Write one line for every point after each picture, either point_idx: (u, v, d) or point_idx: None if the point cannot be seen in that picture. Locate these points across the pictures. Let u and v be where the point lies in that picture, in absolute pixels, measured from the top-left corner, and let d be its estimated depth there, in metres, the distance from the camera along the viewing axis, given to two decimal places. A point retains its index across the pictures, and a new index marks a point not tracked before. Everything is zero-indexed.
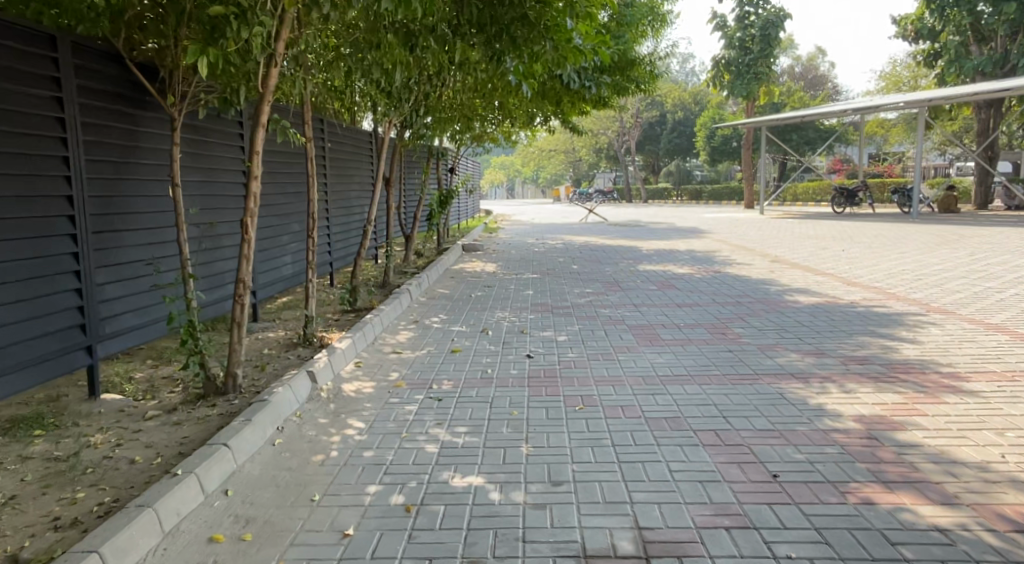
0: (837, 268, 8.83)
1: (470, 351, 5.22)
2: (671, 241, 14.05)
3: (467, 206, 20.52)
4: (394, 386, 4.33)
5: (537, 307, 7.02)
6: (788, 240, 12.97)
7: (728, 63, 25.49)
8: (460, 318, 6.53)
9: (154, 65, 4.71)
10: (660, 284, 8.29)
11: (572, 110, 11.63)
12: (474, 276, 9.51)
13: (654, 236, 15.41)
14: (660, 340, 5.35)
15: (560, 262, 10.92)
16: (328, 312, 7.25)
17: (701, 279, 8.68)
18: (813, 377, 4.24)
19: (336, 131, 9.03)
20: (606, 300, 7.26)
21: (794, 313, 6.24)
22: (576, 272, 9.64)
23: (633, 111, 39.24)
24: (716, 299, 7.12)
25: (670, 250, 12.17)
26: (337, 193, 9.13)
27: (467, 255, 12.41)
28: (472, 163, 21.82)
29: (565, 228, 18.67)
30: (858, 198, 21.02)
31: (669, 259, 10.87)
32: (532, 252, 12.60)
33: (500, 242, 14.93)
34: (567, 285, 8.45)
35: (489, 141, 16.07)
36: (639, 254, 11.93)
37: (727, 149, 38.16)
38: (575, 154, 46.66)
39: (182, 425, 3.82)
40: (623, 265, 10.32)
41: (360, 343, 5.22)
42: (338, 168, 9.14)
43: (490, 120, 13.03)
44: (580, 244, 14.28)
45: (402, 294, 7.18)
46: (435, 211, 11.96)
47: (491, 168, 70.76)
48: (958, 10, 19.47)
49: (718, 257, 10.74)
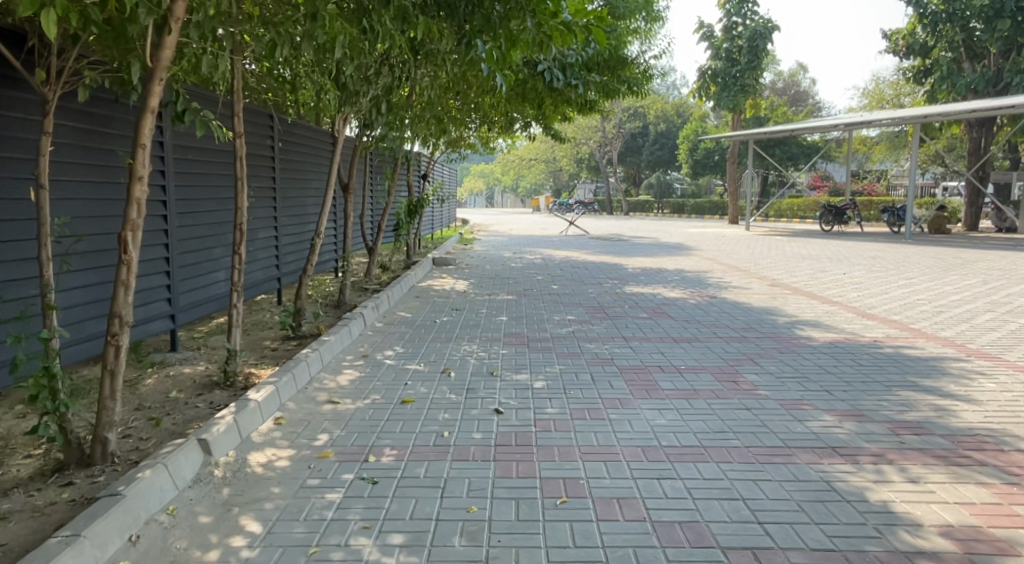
0: (845, 297, 7.97)
1: (424, 402, 4.20)
2: (658, 259, 13.19)
3: (441, 214, 19.50)
4: (318, 459, 3.28)
5: (510, 339, 6.01)
6: (783, 261, 12.17)
7: (715, 74, 24.89)
8: (419, 352, 5.50)
9: (23, 32, 3.63)
10: (650, 311, 7.35)
11: (556, 115, 10.67)
12: (441, 296, 8.48)
13: (640, 253, 14.55)
14: (659, 391, 4.38)
15: (539, 281, 9.95)
16: (265, 341, 6.18)
17: (695, 306, 7.74)
18: (862, 454, 3.29)
19: (291, 128, 8.06)
20: (589, 332, 6.27)
21: (811, 355, 5.31)
22: (556, 294, 8.67)
23: (616, 121, 38.65)
24: (718, 333, 6.18)
25: (658, 270, 11.28)
26: (288, 199, 8.12)
27: (438, 270, 11.39)
28: (448, 170, 20.83)
29: (545, 240, 17.74)
30: (846, 216, 20.43)
31: (657, 280, 9.95)
32: (508, 268, 11.61)
33: (476, 255, 13.93)
34: (546, 310, 7.45)
35: (466, 147, 15.10)
36: (624, 273, 11.01)
37: (710, 163, 37.67)
38: (556, 164, 45.98)
39: (9, 519, 2.74)
40: (608, 286, 9.38)
41: (288, 390, 4.16)
42: (290, 171, 8.14)
43: (466, 123, 12.04)
44: (561, 259, 13.34)
45: (355, 319, 6.12)
46: (403, 221, 10.95)
47: (470, 176, 69.87)
48: (951, 26, 19.01)
49: (710, 279, 9.86)
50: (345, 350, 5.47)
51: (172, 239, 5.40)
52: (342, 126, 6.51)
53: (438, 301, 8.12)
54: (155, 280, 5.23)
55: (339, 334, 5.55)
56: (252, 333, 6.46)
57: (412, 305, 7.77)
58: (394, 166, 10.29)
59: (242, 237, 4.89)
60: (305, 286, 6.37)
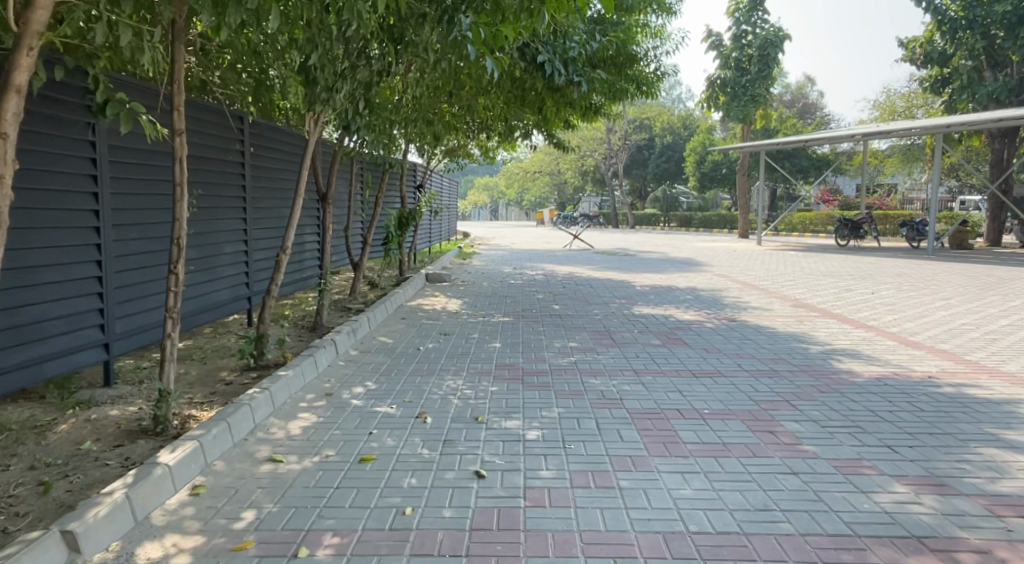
0: (881, 322, 7.14)
1: (389, 460, 3.38)
2: (668, 275, 12.38)
3: (439, 227, 18.75)
4: (231, 553, 2.45)
5: (502, 372, 5.19)
6: (802, 279, 11.32)
7: (723, 84, 24.18)
8: (394, 388, 4.68)
9: None
10: (662, 337, 6.52)
11: (557, 122, 9.91)
12: (430, 318, 7.68)
13: (647, 268, 13.76)
14: (680, 446, 3.56)
15: (539, 301, 9.13)
16: (220, 373, 5.38)
17: (712, 331, 6.91)
18: (960, 550, 2.45)
19: (264, 132, 7.38)
20: (594, 363, 5.44)
21: (858, 397, 4.48)
22: (558, 316, 7.85)
23: (621, 132, 38.00)
24: (743, 366, 5.35)
25: (668, 288, 10.47)
26: (258, 209, 7.40)
27: (431, 287, 10.60)
28: (448, 179, 20.10)
29: (548, 255, 16.97)
30: (862, 231, 19.60)
31: (668, 300, 9.12)
32: (506, 285, 10.80)
33: (473, 270, 13.15)
34: (546, 335, 6.64)
35: (464, 156, 14.38)
36: (631, 291, 10.19)
37: (717, 175, 36.92)
38: (561, 176, 45.36)
39: None
40: (614, 307, 8.56)
41: (218, 444, 3.34)
42: (262, 179, 7.44)
43: (461, 128, 11.28)
44: (564, 275, 12.52)
45: (322, 347, 5.30)
46: (393, 235, 10.20)
47: (474, 189, 69.36)
48: (971, 32, 18.26)
49: (726, 299, 9.04)
50: (305, 387, 4.63)
51: (106, 255, 4.64)
52: (313, 125, 5.71)
53: (426, 323, 7.32)
54: (82, 304, 4.44)
55: (301, 366, 4.72)
56: (208, 363, 5.65)
57: (396, 328, 6.96)
58: (383, 176, 9.54)
59: (179, 253, 4.10)
60: (268, 309, 5.57)
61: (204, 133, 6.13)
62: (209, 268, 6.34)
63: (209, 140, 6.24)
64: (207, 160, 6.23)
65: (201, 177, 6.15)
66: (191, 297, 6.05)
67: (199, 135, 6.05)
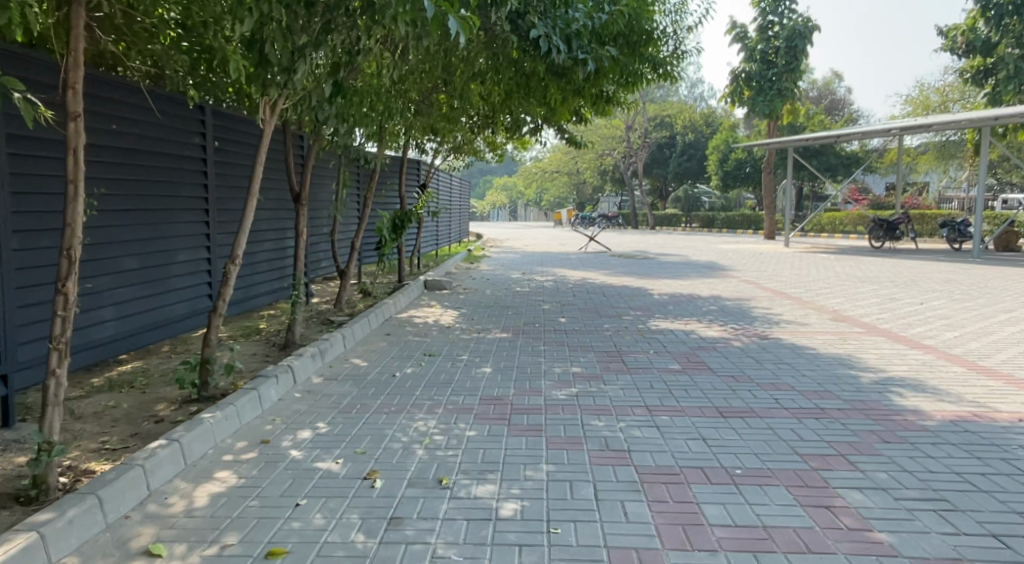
0: (938, 343, 6.13)
1: (309, 553, 2.49)
2: (689, 281, 11.40)
3: (448, 228, 17.87)
4: None
5: (487, 409, 4.29)
6: (839, 286, 10.28)
7: (749, 78, 23.05)
8: (348, 433, 3.79)
9: None
10: (682, 360, 5.57)
11: (563, 113, 9.01)
12: (418, 334, 6.82)
13: (667, 274, 12.78)
14: (706, 535, 2.63)
15: (545, 312, 8.22)
16: (158, 404, 4.57)
17: (741, 351, 5.94)
18: None
19: (231, 124, 6.60)
20: (599, 398, 4.52)
21: (935, 451, 3.51)
22: (563, 332, 6.93)
23: (642, 130, 36.91)
24: (781, 401, 4.41)
25: (688, 296, 9.50)
26: (223, 210, 6.62)
27: (429, 295, 9.75)
28: (457, 179, 19.25)
29: (561, 259, 16.04)
30: (898, 231, 18.40)
31: (689, 312, 8.14)
32: (511, 294, 9.90)
33: (478, 276, 12.28)
34: (546, 357, 5.73)
35: (470, 153, 13.53)
36: (647, 300, 9.23)
37: (741, 174, 35.69)
38: (579, 176, 44.37)
39: None
40: (627, 320, 7.62)
41: (81, 529, 2.47)
42: (228, 177, 6.67)
43: (461, 121, 10.41)
44: (575, 281, 11.58)
45: (273, 377, 4.44)
46: (386, 239, 9.38)
47: (492, 189, 68.57)
48: (1019, 18, 17.00)
49: (755, 311, 8.06)
50: (240, 431, 3.77)
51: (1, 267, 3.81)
52: (268, 113, 4.90)
53: (411, 341, 6.45)
54: None
55: (237, 405, 3.87)
56: (149, 392, 4.85)
57: (375, 348, 6.11)
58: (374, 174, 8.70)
59: (69, 268, 3.17)
60: (215, 329, 4.73)
61: (152, 124, 5.36)
62: (159, 277, 5.58)
63: (159, 131, 5.47)
64: (157, 154, 5.46)
65: (148, 173, 5.37)
66: (135, 312, 5.27)
67: (145, 125, 5.28)
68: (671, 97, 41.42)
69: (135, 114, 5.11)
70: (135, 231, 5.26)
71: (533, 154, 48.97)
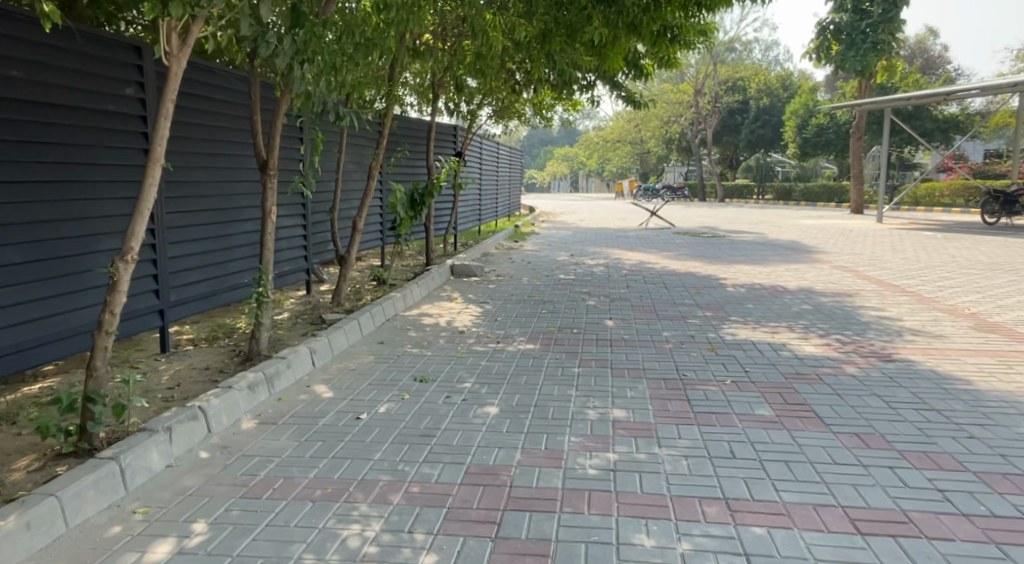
0: None
1: None
2: (769, 268, 9.49)
3: (493, 201, 16.29)
4: None
5: (470, 497, 2.75)
6: (964, 277, 8.18)
7: (839, 30, 20.21)
8: (229, 551, 2.32)
9: None
10: (775, 401, 3.86)
11: (615, 55, 7.22)
12: (420, 344, 5.33)
13: (741, 256, 10.86)
14: None
15: (587, 311, 6.57)
16: (19, 459, 3.25)
17: (859, 385, 4.15)
18: None
19: (192, 74, 5.24)
20: (650, 480, 2.90)
21: None
22: (607, 344, 5.28)
23: (712, 94, 34.11)
24: (954, 501, 2.66)
25: (770, 289, 7.65)
26: (180, 182, 5.26)
27: (453, 284, 8.26)
28: (504, 148, 17.55)
29: (617, 237, 14.27)
30: (1019, 205, 15.64)
31: (774, 314, 6.32)
32: (551, 284, 8.28)
33: (518, 258, 10.71)
34: (577, 389, 4.13)
35: (513, 114, 11.83)
36: (719, 294, 7.45)
37: (821, 141, 32.56)
38: (643, 145, 41.88)
39: None
40: (695, 325, 5.89)
41: None
42: (188, 141, 5.31)
43: (496, 73, 8.70)
44: (631, 266, 9.85)
45: (164, 430, 3.02)
46: (402, 218, 7.92)
47: (553, 160, 66.40)
48: None
49: (862, 314, 6.18)
50: (64, 540, 2.37)
51: None
52: (174, 43, 3.41)
53: (406, 358, 4.95)
54: None
55: (68, 493, 2.45)
56: (26, 434, 3.54)
57: (354, 368, 4.63)
58: (383, 137, 7.09)
59: None
60: (101, 352, 3.36)
61: (47, 64, 3.98)
62: (68, 271, 4.24)
63: (58, 76, 4.07)
64: (61, 105, 4.13)
65: (45, 133, 4.03)
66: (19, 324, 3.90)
67: (32, 66, 3.89)
68: (744, 58, 38.20)
69: (13, 50, 3.73)
70: (20, 210, 3.90)
71: (595, 123, 46.62)
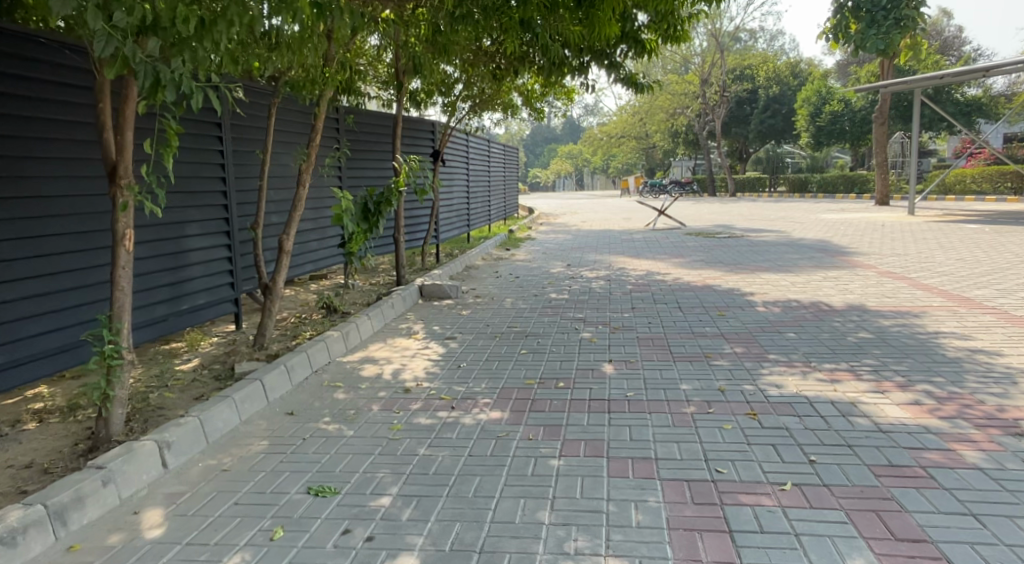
0: None
1: None
2: (802, 277, 7.95)
3: (484, 204, 14.76)
4: None
5: None
6: None
7: (857, 7, 18.29)
8: None
9: None
10: (874, 537, 2.35)
11: (605, 12, 5.64)
12: (345, 414, 3.84)
13: (766, 262, 9.33)
14: None
15: (581, 351, 5.06)
16: None
17: (997, 492, 2.64)
18: None
19: (13, 46, 3.67)
20: None
21: None
22: (603, 409, 3.78)
23: (719, 84, 32.50)
24: None
25: (811, 309, 6.14)
26: (7, 197, 3.67)
27: (421, 310, 6.80)
28: (496, 146, 15.97)
29: (622, 241, 12.77)
30: None
31: (827, 350, 4.80)
32: (539, 307, 6.78)
33: (506, 272, 9.22)
34: (553, 511, 2.64)
35: (497, 106, 10.28)
36: (747, 318, 5.94)
37: (836, 130, 30.80)
38: (649, 140, 40.40)
39: None
40: (723, 373, 4.38)
41: None
42: (17, 139, 3.72)
43: (463, 50, 7.13)
44: (638, 279, 8.35)
45: None
46: (353, 232, 6.43)
47: (557, 158, 64.92)
48: None
49: (944, 348, 4.66)
50: None
51: None
52: None
53: (314, 443, 3.44)
54: None
55: None
56: None
57: (227, 468, 3.12)
58: (313, 135, 5.51)
59: None
60: None
61: None
62: None
63: None
64: None
65: None
66: None
67: None
68: (752, 45, 36.44)
69: None
70: None
71: (598, 119, 45.14)
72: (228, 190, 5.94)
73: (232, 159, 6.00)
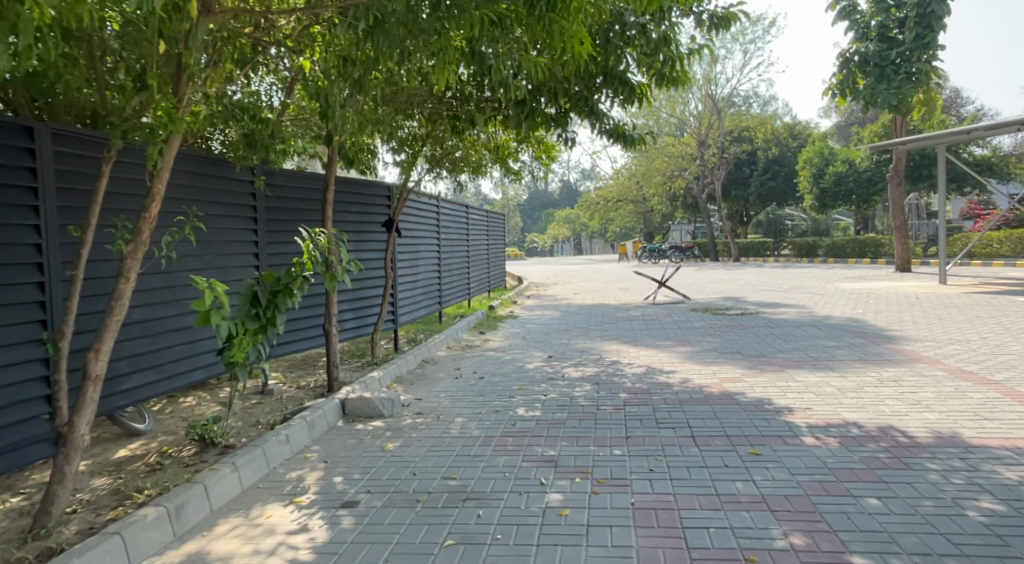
0: None
1: None
2: (848, 378, 6.05)
3: (461, 278, 13.01)
4: None
5: None
6: None
7: (865, 61, 16.42)
8: None
9: None
10: None
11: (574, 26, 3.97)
12: None
13: (796, 353, 7.45)
14: None
15: (541, 543, 3.12)
16: None
17: None
18: None
19: None
20: None
21: None
22: None
23: (717, 146, 31.38)
24: None
25: (884, 446, 4.22)
26: None
27: (332, 440, 4.89)
28: (476, 212, 14.35)
29: (616, 320, 10.93)
30: None
31: (948, 548, 2.86)
32: (496, 435, 4.85)
33: (470, 369, 7.35)
34: None
35: (464, 168, 8.64)
36: (795, 461, 4.03)
37: (841, 191, 29.43)
38: (647, 203, 39.16)
39: None
40: None
41: None
42: None
43: (396, 87, 5.46)
44: (635, 381, 6.46)
45: None
46: (234, 333, 4.59)
47: (554, 223, 63.90)
48: None
49: None
50: None
51: None
52: None
53: None
54: None
55: None
56: None
57: None
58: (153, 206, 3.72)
59: None
60: None
61: None
62: None
63: None
64: None
65: None
66: None
67: None
68: (747, 108, 35.66)
69: None
70: None
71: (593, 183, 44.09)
72: (49, 279, 4.09)
73: (58, 236, 4.21)
